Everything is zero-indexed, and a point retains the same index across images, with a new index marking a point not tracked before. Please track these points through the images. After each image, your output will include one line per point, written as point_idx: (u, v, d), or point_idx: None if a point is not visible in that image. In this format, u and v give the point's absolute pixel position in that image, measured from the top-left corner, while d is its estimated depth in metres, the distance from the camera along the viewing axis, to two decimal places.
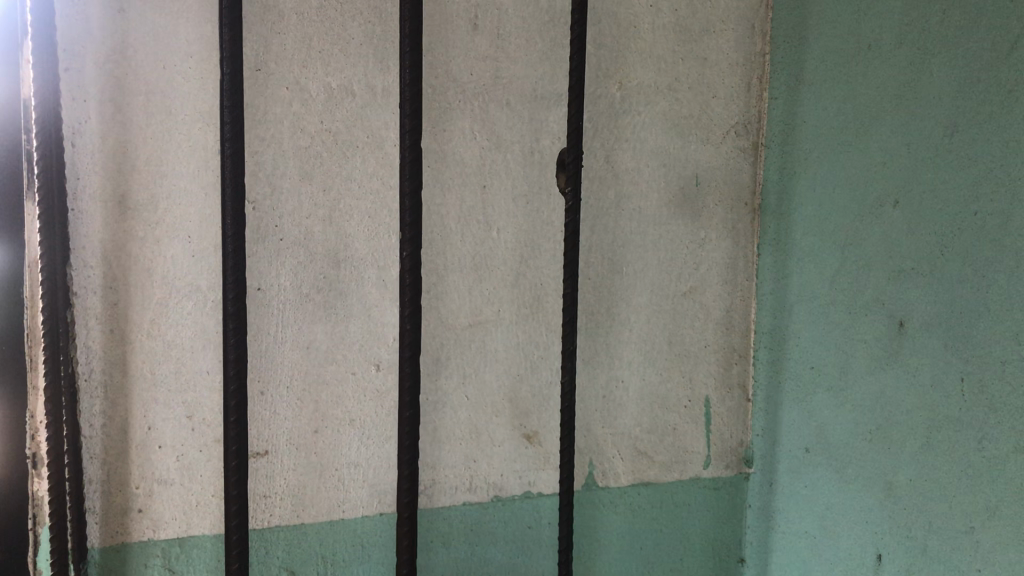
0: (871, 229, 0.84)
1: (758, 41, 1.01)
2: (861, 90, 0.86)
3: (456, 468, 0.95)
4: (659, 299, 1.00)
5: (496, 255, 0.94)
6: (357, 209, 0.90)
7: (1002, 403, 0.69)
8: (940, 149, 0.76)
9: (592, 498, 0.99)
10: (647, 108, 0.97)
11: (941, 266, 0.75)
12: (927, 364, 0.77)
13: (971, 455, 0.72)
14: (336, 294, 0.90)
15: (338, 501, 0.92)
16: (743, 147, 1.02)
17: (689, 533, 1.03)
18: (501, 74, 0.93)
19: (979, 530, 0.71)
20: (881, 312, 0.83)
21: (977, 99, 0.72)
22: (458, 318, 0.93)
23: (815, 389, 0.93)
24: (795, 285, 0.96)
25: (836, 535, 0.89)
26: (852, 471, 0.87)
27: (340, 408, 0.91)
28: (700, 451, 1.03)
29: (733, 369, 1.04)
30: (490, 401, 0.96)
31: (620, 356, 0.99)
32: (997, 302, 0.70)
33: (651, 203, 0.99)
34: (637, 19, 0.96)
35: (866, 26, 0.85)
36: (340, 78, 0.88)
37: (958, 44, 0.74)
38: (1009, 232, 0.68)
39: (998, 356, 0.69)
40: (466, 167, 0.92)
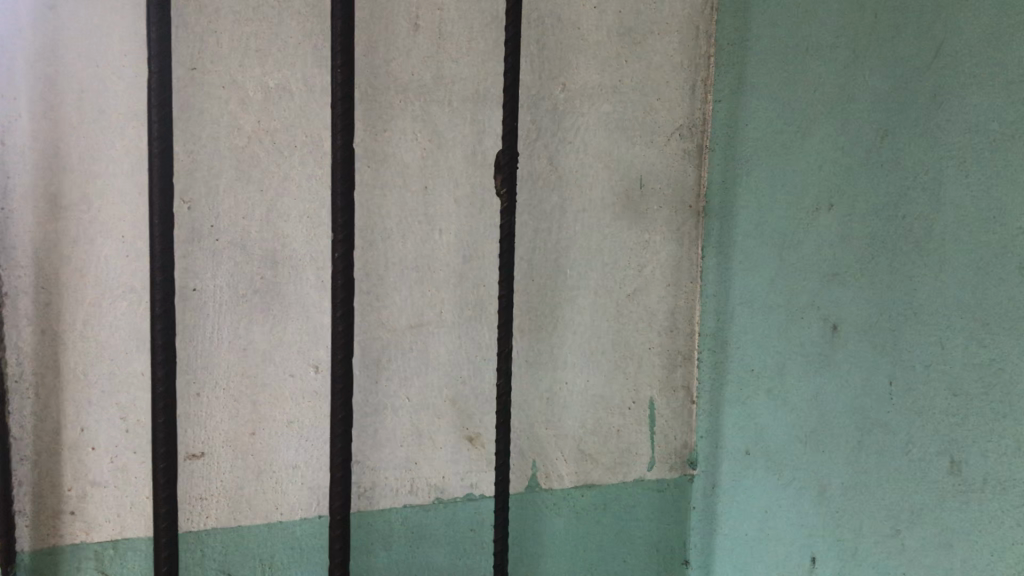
0: (808, 233, 0.84)
1: (702, 43, 1.01)
2: (799, 93, 0.86)
3: (396, 470, 0.94)
4: (603, 301, 1.00)
5: (437, 257, 0.94)
6: (295, 209, 0.89)
7: (927, 408, 0.69)
8: (871, 152, 0.76)
9: (535, 500, 0.99)
10: (590, 110, 0.97)
11: (872, 271, 0.76)
12: (858, 368, 0.77)
13: (898, 459, 0.73)
14: (273, 295, 0.89)
15: (276, 503, 0.91)
16: (687, 149, 1.02)
17: (633, 536, 1.03)
18: (442, 74, 0.92)
19: (904, 534, 0.72)
20: (816, 316, 0.83)
21: (905, 103, 0.72)
22: (399, 320, 0.93)
23: (755, 392, 0.93)
24: (737, 287, 0.96)
25: (774, 536, 0.90)
26: (789, 473, 0.87)
27: (278, 409, 0.90)
28: (644, 453, 1.03)
29: (677, 371, 1.04)
30: (431, 403, 0.95)
31: (563, 358, 0.99)
32: (923, 306, 0.70)
33: (595, 205, 0.98)
34: (580, 20, 0.96)
35: (804, 29, 0.85)
36: (277, 77, 0.88)
37: (889, 48, 0.74)
38: (934, 236, 0.69)
39: (923, 361, 0.70)
40: (407, 168, 0.92)
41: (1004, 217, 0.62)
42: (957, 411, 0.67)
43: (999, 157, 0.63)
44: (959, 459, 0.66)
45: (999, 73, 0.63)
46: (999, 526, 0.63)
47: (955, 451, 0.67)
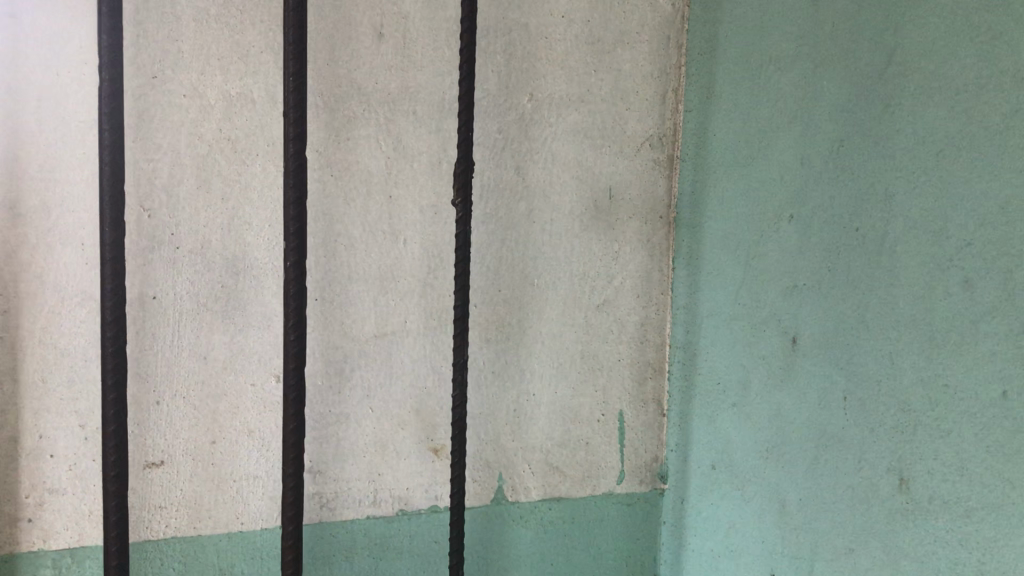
0: (769, 244, 0.83)
1: (674, 53, 1.01)
2: (762, 102, 0.85)
3: (359, 481, 0.93)
4: (572, 312, 0.99)
5: (402, 267, 0.93)
6: (256, 218, 0.89)
7: (878, 424, 0.68)
8: (828, 163, 0.74)
9: (502, 513, 0.97)
10: (557, 119, 0.97)
11: (829, 283, 0.74)
12: (814, 382, 0.76)
13: (851, 476, 0.71)
14: (234, 303, 0.89)
15: (237, 513, 0.91)
16: (658, 160, 1.01)
17: (602, 551, 1.01)
18: (407, 84, 0.92)
19: (857, 552, 0.70)
20: (776, 329, 0.82)
21: (860, 113, 0.70)
22: (362, 330, 0.92)
23: (720, 406, 0.92)
24: (705, 300, 0.95)
25: (737, 552, 0.88)
26: (751, 488, 0.86)
27: (239, 418, 0.90)
28: (613, 466, 1.02)
29: (647, 384, 1.03)
30: (395, 414, 0.94)
31: (531, 370, 0.98)
32: (874, 320, 0.68)
33: (563, 215, 0.98)
34: (547, 29, 0.95)
35: (768, 38, 0.84)
36: (239, 85, 0.88)
37: (844, 58, 0.73)
38: (885, 248, 0.67)
39: (874, 375, 0.68)
40: (371, 177, 0.91)
41: (949, 229, 0.61)
42: (905, 427, 0.65)
43: (945, 167, 0.62)
44: (908, 477, 0.65)
45: (945, 82, 0.62)
46: (943, 545, 0.61)
47: (903, 468, 0.65)
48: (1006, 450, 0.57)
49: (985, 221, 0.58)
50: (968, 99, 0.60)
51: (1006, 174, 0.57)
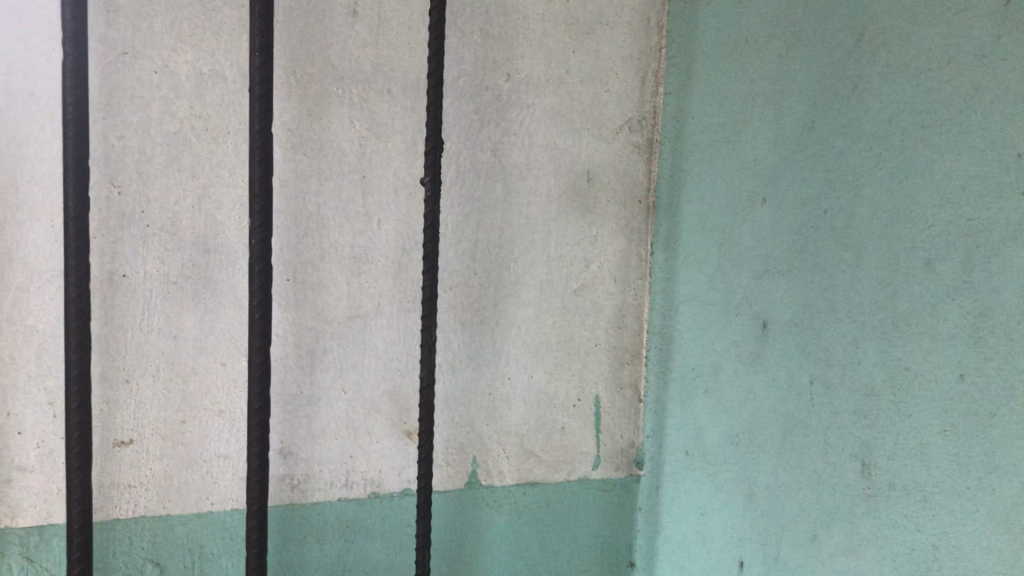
0: (742, 228, 0.82)
1: (654, 35, 0.99)
2: (738, 84, 0.84)
3: (331, 463, 0.93)
4: (548, 295, 0.98)
5: (376, 248, 0.92)
6: (228, 196, 0.88)
7: (843, 409, 0.67)
8: (798, 145, 0.73)
9: (475, 497, 0.97)
10: (535, 101, 0.96)
11: (797, 266, 0.73)
12: (783, 366, 0.75)
13: (816, 462, 0.70)
14: (204, 282, 0.88)
15: (207, 493, 0.90)
16: (637, 143, 1.00)
17: (577, 537, 1.01)
18: (381, 63, 0.91)
19: (821, 538, 0.70)
20: (748, 313, 0.81)
21: (829, 93, 0.69)
22: (335, 311, 0.92)
23: (694, 391, 0.91)
24: (681, 284, 0.94)
25: (708, 539, 0.88)
26: (721, 474, 0.85)
27: (209, 398, 0.90)
28: (589, 451, 1.01)
29: (624, 369, 1.02)
30: (368, 396, 0.94)
31: (506, 354, 0.97)
32: (841, 304, 0.67)
33: (539, 198, 0.97)
34: (525, 9, 0.94)
35: (744, 19, 0.83)
36: (211, 62, 0.87)
37: (815, 38, 0.72)
38: (851, 231, 0.66)
39: (839, 359, 0.67)
40: (344, 156, 0.90)
41: (913, 211, 0.60)
42: (868, 411, 0.64)
43: (909, 147, 0.61)
44: (870, 462, 0.64)
45: (911, 61, 0.61)
46: (902, 530, 0.61)
47: (866, 453, 0.64)
48: (963, 433, 0.56)
49: (947, 202, 0.57)
50: (931, 78, 0.59)
51: (968, 155, 0.56)
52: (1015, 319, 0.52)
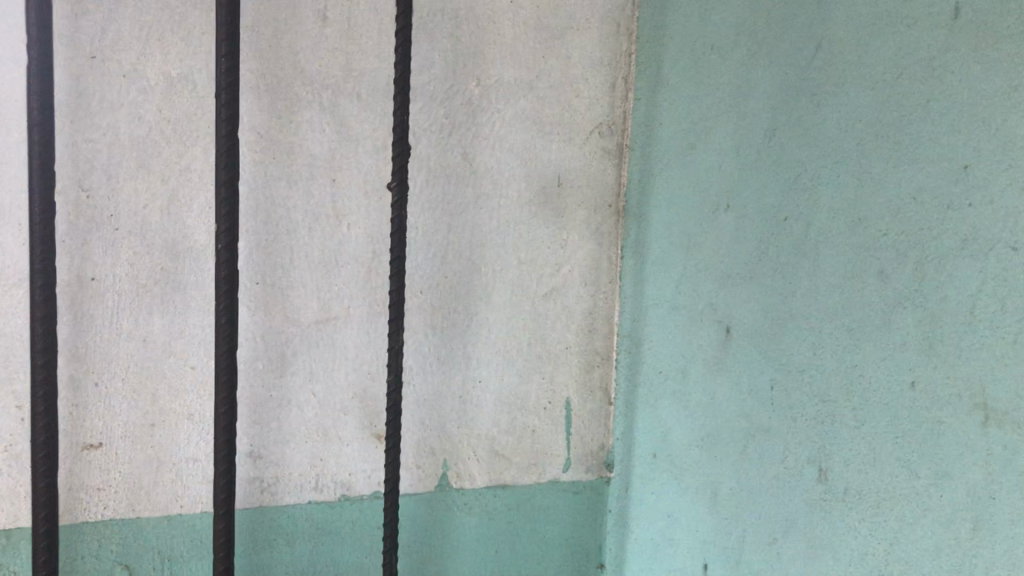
0: (707, 233, 0.83)
1: (624, 40, 1.00)
2: (703, 91, 0.84)
3: (301, 466, 0.93)
4: (519, 299, 0.99)
5: (346, 251, 0.93)
6: (197, 200, 0.88)
7: (801, 414, 0.68)
8: (760, 153, 0.74)
9: (446, 500, 0.97)
10: (506, 106, 0.96)
11: (759, 273, 0.74)
12: (745, 371, 0.76)
13: (776, 466, 0.71)
14: (173, 286, 0.88)
15: (176, 496, 0.90)
16: (607, 148, 1.01)
17: (547, 539, 1.01)
18: (351, 67, 0.91)
19: (780, 542, 0.70)
20: (712, 318, 0.82)
21: (790, 102, 0.70)
22: (304, 314, 0.92)
23: (662, 394, 0.92)
24: (650, 289, 0.95)
25: (674, 542, 0.88)
26: (687, 477, 0.86)
27: (178, 401, 0.89)
28: (559, 454, 1.02)
29: (594, 372, 1.03)
30: (338, 399, 0.94)
31: (477, 357, 0.98)
32: (800, 310, 0.68)
33: (510, 202, 0.97)
34: (495, 15, 0.95)
35: (710, 26, 0.83)
36: (180, 66, 0.87)
37: (776, 46, 0.72)
38: (809, 239, 0.67)
39: (798, 365, 0.68)
40: (314, 161, 0.91)
41: (868, 220, 0.61)
42: (826, 417, 0.65)
43: (864, 157, 0.61)
44: (827, 467, 0.65)
45: (866, 72, 0.62)
46: (856, 535, 0.62)
47: (823, 459, 0.65)
48: (913, 440, 0.57)
49: (899, 212, 0.58)
50: (885, 89, 0.60)
51: (920, 166, 0.56)
52: (962, 328, 0.53)
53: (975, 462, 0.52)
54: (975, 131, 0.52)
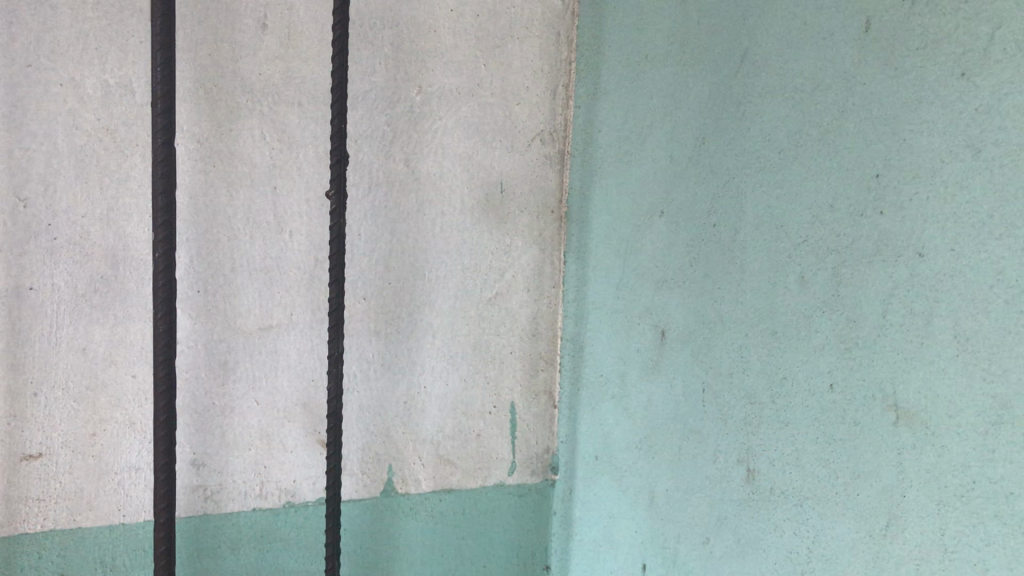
0: (644, 239, 0.84)
1: (564, 48, 1.02)
2: (639, 98, 0.86)
3: (244, 474, 0.93)
4: (463, 304, 0.99)
5: (288, 259, 0.93)
6: (136, 208, 0.87)
7: (731, 416, 0.70)
8: (691, 161, 0.76)
9: (391, 505, 0.97)
10: (448, 113, 0.97)
11: (691, 277, 0.76)
12: (680, 374, 0.77)
13: (708, 467, 0.73)
14: (114, 293, 0.87)
15: (118, 505, 0.89)
16: (549, 155, 1.02)
17: (493, 541, 1.02)
18: (292, 75, 0.92)
19: (711, 540, 0.72)
20: (648, 321, 0.83)
21: (718, 112, 0.72)
22: (247, 322, 0.92)
23: (603, 397, 0.93)
24: (591, 294, 0.96)
25: (615, 542, 0.90)
26: (626, 478, 0.88)
27: (119, 410, 0.88)
28: (505, 457, 1.03)
29: (539, 375, 1.04)
30: (281, 406, 0.94)
31: (421, 363, 0.98)
32: (729, 314, 0.70)
33: (453, 208, 0.98)
34: (436, 23, 0.95)
35: (644, 35, 0.85)
36: (118, 75, 0.86)
37: (706, 56, 0.74)
38: (737, 244, 0.69)
39: (728, 368, 0.70)
40: (255, 168, 0.91)
41: (789, 226, 0.63)
42: (752, 419, 0.67)
43: (785, 165, 0.63)
44: (755, 467, 0.66)
45: (787, 82, 0.63)
46: (780, 534, 0.63)
47: (750, 459, 0.67)
48: (831, 440, 0.59)
49: (817, 219, 0.60)
50: (805, 99, 0.61)
51: (837, 174, 0.58)
52: (874, 332, 0.55)
53: (887, 462, 0.54)
54: (885, 140, 0.54)
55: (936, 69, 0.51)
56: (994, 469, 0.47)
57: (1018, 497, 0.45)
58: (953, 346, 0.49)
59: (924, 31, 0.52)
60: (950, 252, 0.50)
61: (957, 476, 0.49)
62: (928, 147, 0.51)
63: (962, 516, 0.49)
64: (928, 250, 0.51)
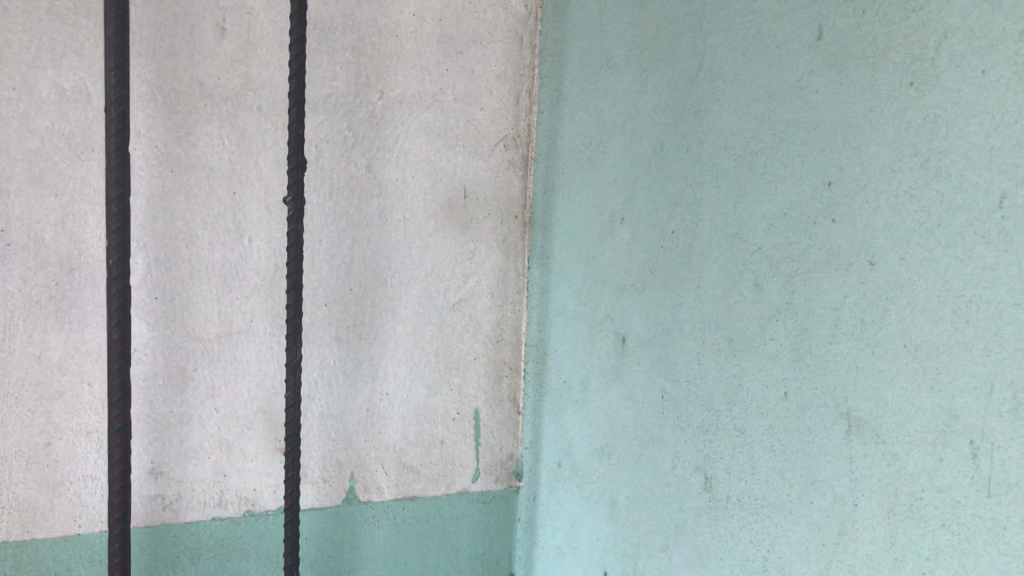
0: (605, 245, 0.84)
1: (527, 54, 1.01)
2: (600, 104, 0.85)
3: (203, 482, 0.92)
4: (426, 311, 0.99)
5: (248, 265, 0.92)
6: (92, 214, 0.85)
7: (689, 424, 0.69)
8: (651, 167, 0.76)
9: (354, 513, 0.96)
10: (410, 118, 0.96)
11: (650, 283, 0.75)
12: (640, 382, 0.77)
13: (668, 474, 0.72)
14: (70, 300, 0.85)
15: (73, 515, 0.88)
16: (513, 160, 1.02)
17: (457, 549, 1.01)
18: (251, 80, 0.91)
19: (670, 549, 0.72)
20: (609, 328, 0.83)
21: (677, 118, 0.72)
22: (205, 329, 0.91)
23: (565, 403, 0.93)
24: (555, 299, 0.96)
25: (577, 549, 0.89)
26: (589, 485, 0.87)
27: (75, 419, 0.87)
28: (469, 464, 1.02)
29: (503, 382, 1.04)
30: (241, 414, 0.93)
31: (384, 369, 0.97)
32: (688, 321, 0.69)
33: (416, 214, 0.97)
34: (398, 27, 0.94)
35: (605, 41, 0.85)
36: (73, 79, 0.84)
37: (665, 63, 0.74)
38: (694, 251, 0.69)
39: (686, 375, 0.70)
40: (213, 173, 0.90)
41: (745, 234, 0.62)
42: (709, 426, 0.67)
43: (741, 173, 0.63)
44: (712, 475, 0.66)
45: (743, 90, 0.63)
46: (737, 543, 0.63)
47: (708, 467, 0.67)
48: (785, 449, 0.59)
49: (771, 227, 0.60)
50: (761, 107, 0.61)
51: (791, 181, 0.58)
52: (826, 340, 0.55)
53: (840, 471, 0.54)
54: (836, 149, 0.54)
55: (885, 78, 0.51)
56: (942, 478, 0.47)
57: (966, 506, 0.45)
58: (904, 354, 0.49)
59: (874, 40, 0.52)
60: (899, 260, 0.50)
61: (907, 485, 0.49)
62: (879, 154, 0.51)
63: (911, 525, 0.49)
64: (878, 259, 0.51)
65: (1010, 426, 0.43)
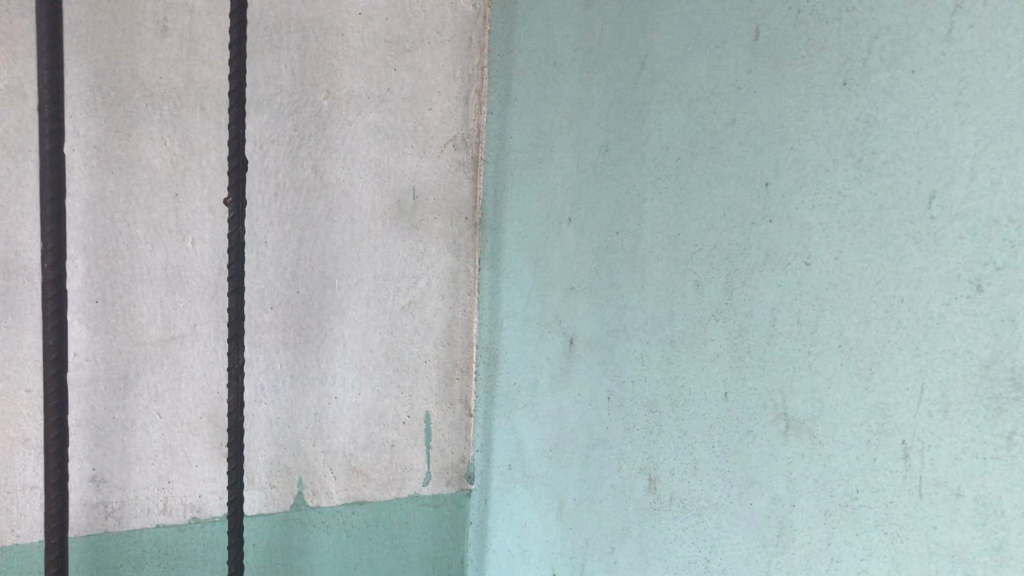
0: (553, 246, 0.84)
1: (476, 54, 1.01)
2: (548, 104, 0.85)
3: (147, 489, 0.90)
4: (376, 313, 0.98)
5: (191, 268, 0.90)
6: (29, 217, 0.83)
7: (634, 425, 0.69)
8: (596, 168, 0.75)
9: (302, 519, 0.95)
10: (358, 119, 0.95)
11: (596, 284, 0.75)
12: (586, 383, 0.77)
13: (613, 476, 0.72)
14: (6, 305, 0.83)
15: (11, 525, 0.85)
16: (462, 161, 1.01)
17: (408, 553, 1.01)
18: (193, 79, 0.89)
19: (616, 550, 0.72)
20: (557, 330, 0.83)
21: (621, 118, 0.71)
22: (147, 333, 0.89)
23: (515, 405, 0.92)
24: (504, 301, 0.95)
25: (527, 552, 0.89)
26: (538, 487, 0.87)
27: (13, 427, 0.84)
28: (420, 468, 1.01)
29: (454, 384, 1.03)
30: (185, 419, 0.91)
31: (332, 372, 0.96)
32: (632, 322, 0.69)
33: (364, 216, 0.96)
34: (344, 27, 0.93)
35: (551, 41, 0.84)
36: (8, 77, 0.81)
37: (609, 63, 0.73)
38: (638, 252, 0.68)
39: (631, 376, 0.69)
40: (155, 174, 0.88)
41: (686, 234, 0.62)
42: (653, 427, 0.66)
43: (682, 173, 0.63)
44: (656, 477, 0.66)
45: (684, 90, 0.63)
46: (680, 544, 0.63)
47: (652, 468, 0.67)
48: (726, 448, 0.58)
49: (711, 227, 0.60)
50: (701, 106, 0.61)
51: (730, 181, 0.58)
52: (764, 341, 0.55)
53: (779, 472, 0.54)
54: (773, 149, 0.54)
55: (820, 78, 0.51)
56: (876, 479, 0.47)
57: (898, 506, 0.45)
58: (839, 355, 0.49)
59: (809, 40, 0.52)
60: (834, 261, 0.50)
61: (842, 486, 0.49)
62: (814, 154, 0.51)
63: (847, 526, 0.49)
64: (813, 258, 0.51)
65: (942, 424, 0.43)
